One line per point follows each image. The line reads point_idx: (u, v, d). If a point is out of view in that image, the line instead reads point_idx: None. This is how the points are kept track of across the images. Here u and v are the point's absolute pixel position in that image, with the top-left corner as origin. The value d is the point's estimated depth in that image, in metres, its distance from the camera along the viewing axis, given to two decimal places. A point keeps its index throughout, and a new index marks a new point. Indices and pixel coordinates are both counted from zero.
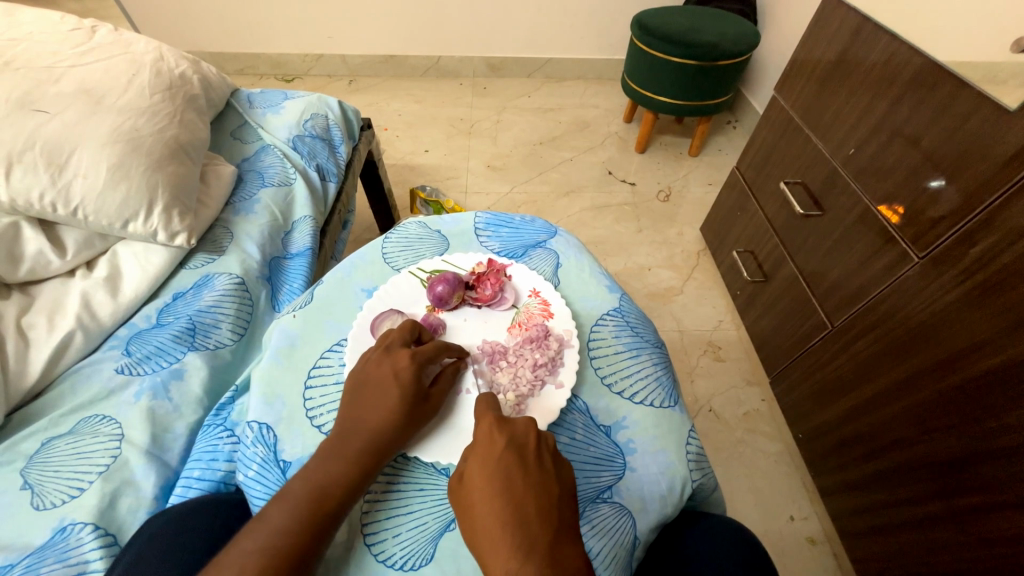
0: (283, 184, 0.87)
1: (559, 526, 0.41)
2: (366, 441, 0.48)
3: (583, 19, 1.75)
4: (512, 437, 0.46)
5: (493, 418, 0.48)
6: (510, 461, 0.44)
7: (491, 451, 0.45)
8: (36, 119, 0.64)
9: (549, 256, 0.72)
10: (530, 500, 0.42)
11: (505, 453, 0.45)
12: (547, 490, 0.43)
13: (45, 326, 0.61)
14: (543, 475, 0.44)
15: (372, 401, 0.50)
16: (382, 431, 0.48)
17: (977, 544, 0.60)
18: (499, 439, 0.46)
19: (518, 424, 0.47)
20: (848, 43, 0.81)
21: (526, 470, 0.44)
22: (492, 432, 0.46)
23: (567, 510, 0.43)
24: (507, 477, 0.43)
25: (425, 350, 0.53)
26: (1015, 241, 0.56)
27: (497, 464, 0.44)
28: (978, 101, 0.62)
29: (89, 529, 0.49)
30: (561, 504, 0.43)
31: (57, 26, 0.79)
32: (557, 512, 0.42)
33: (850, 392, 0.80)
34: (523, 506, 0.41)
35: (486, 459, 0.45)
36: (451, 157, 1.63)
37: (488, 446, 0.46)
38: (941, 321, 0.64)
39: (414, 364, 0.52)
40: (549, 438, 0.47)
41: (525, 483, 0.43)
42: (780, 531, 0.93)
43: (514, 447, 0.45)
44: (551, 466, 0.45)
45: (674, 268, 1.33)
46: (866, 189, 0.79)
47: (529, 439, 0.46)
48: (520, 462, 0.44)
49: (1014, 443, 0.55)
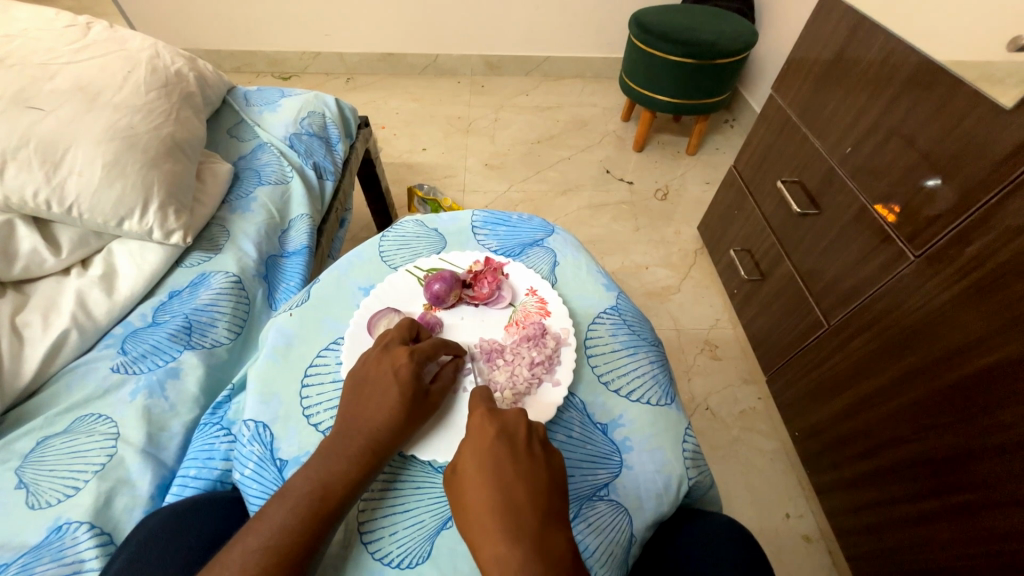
0: (279, 182, 0.87)
1: (549, 513, 0.41)
2: (364, 439, 0.48)
3: (581, 18, 1.75)
4: (503, 427, 0.46)
5: (485, 407, 0.48)
6: (500, 450, 0.44)
7: (483, 441, 0.45)
8: (31, 116, 0.63)
9: (547, 254, 0.72)
10: (519, 488, 0.42)
11: (495, 442, 0.45)
12: (537, 478, 0.43)
13: (40, 325, 0.61)
14: (533, 463, 0.44)
15: (373, 399, 0.50)
16: (381, 428, 0.48)
17: (971, 541, 0.60)
18: (489, 428, 0.46)
19: (509, 415, 0.47)
20: (845, 42, 0.81)
21: (516, 459, 0.44)
22: (484, 422, 0.46)
23: (558, 498, 0.43)
24: (496, 465, 0.43)
25: (422, 347, 0.54)
26: (1011, 239, 0.56)
27: (487, 453, 0.44)
28: (975, 100, 0.62)
29: (85, 528, 0.49)
30: (552, 493, 0.43)
31: (52, 23, 0.79)
32: (547, 500, 0.42)
33: (846, 390, 0.81)
34: (512, 494, 0.41)
35: (476, 447, 0.45)
36: (449, 155, 1.62)
37: (479, 436, 0.46)
38: (937, 319, 0.65)
39: (413, 361, 0.52)
40: (541, 427, 0.47)
41: (516, 471, 0.43)
42: (776, 528, 0.93)
43: (505, 436, 0.45)
44: (543, 455, 0.45)
45: (671, 267, 1.33)
46: (863, 188, 0.80)
47: (520, 429, 0.46)
48: (511, 451, 0.44)
49: (1009, 440, 0.56)
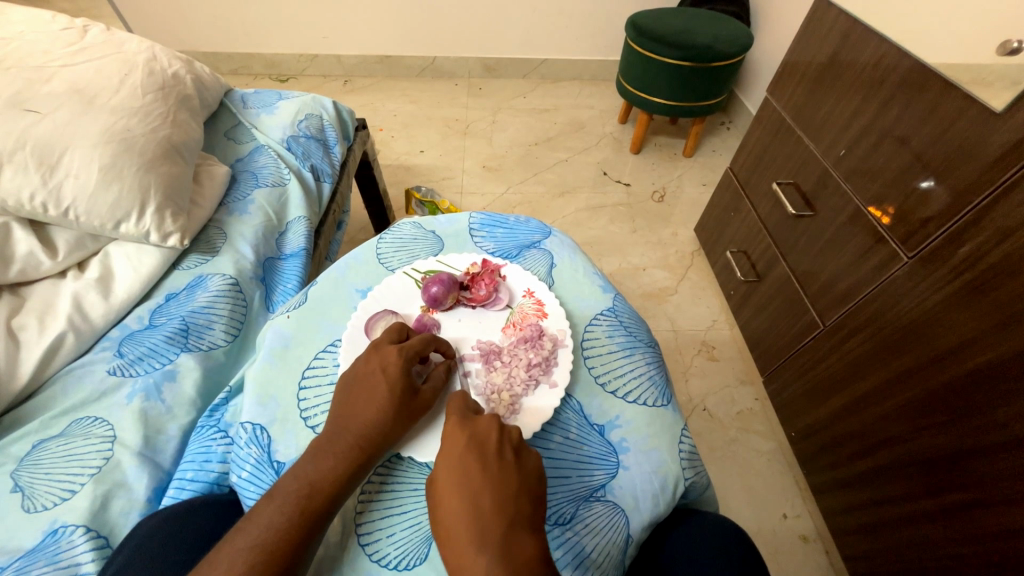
0: (276, 184, 0.87)
1: (516, 518, 0.41)
2: (350, 436, 0.48)
3: (577, 21, 1.76)
4: (473, 434, 0.46)
5: (458, 415, 0.48)
6: (468, 457, 0.44)
7: (453, 449, 0.45)
8: (27, 119, 0.63)
9: (544, 256, 0.73)
10: (485, 494, 0.42)
11: (466, 448, 0.45)
12: (505, 483, 0.43)
13: (37, 328, 0.61)
14: (502, 467, 0.44)
15: (365, 395, 0.50)
16: (371, 424, 0.48)
17: (965, 539, 0.61)
18: (459, 436, 0.46)
19: (481, 422, 0.47)
20: (839, 45, 0.82)
21: (484, 464, 0.44)
22: (456, 430, 0.46)
23: (527, 501, 0.42)
24: (465, 472, 0.43)
25: (411, 344, 0.54)
26: (1003, 239, 0.57)
27: (458, 460, 0.44)
28: (967, 102, 0.62)
29: (81, 532, 0.49)
30: (522, 497, 0.42)
31: (48, 26, 0.79)
32: (515, 506, 0.42)
33: (841, 391, 0.81)
34: (478, 500, 0.42)
35: (447, 455, 0.45)
36: (447, 157, 1.62)
37: (450, 443, 0.46)
38: (930, 319, 0.65)
39: (402, 357, 0.52)
40: (514, 431, 0.47)
41: (484, 476, 0.43)
42: (775, 529, 0.93)
43: (475, 443, 0.45)
44: (513, 459, 0.44)
45: (668, 268, 1.33)
46: (856, 189, 0.80)
47: (491, 434, 0.46)
48: (480, 456, 0.44)
49: (1004, 439, 0.56)
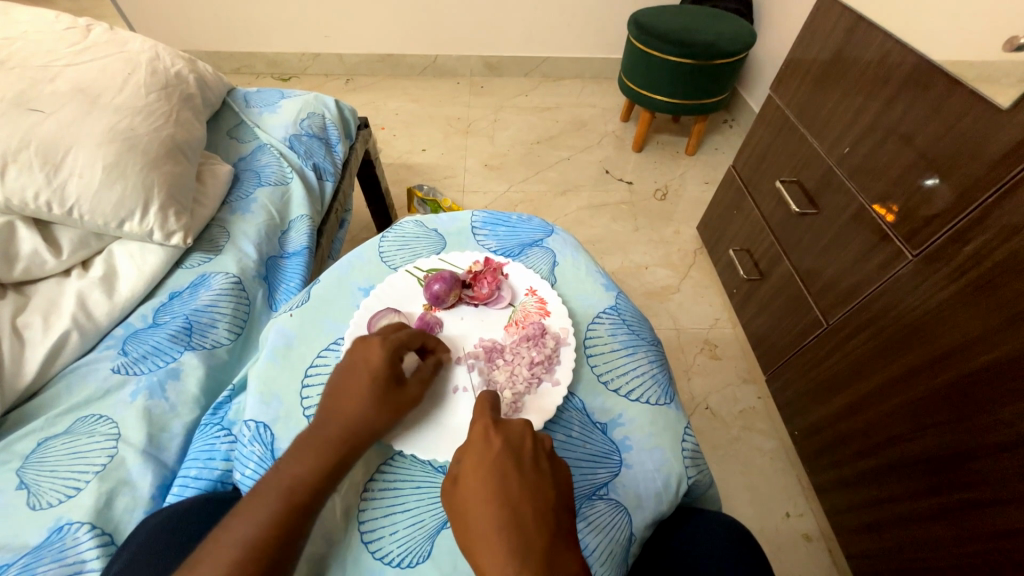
0: (279, 183, 0.87)
1: (556, 530, 0.41)
2: (342, 431, 0.48)
3: (580, 18, 1.76)
4: (508, 439, 0.46)
5: (487, 419, 0.48)
6: (506, 462, 0.44)
7: (488, 455, 0.45)
8: (31, 118, 0.64)
9: (546, 255, 0.72)
10: (526, 504, 0.42)
11: (501, 455, 0.45)
12: (543, 493, 0.43)
13: (41, 327, 0.61)
14: (539, 475, 0.44)
15: (348, 385, 0.50)
16: (358, 417, 0.49)
17: (970, 539, 0.61)
18: (494, 440, 0.46)
19: (514, 427, 0.47)
20: (843, 42, 0.82)
21: (522, 471, 0.44)
22: (489, 435, 0.46)
23: (563, 515, 0.43)
24: (503, 478, 0.43)
25: (397, 335, 0.54)
26: (1008, 237, 0.56)
27: (494, 466, 0.44)
28: (972, 100, 0.62)
29: (85, 529, 0.49)
30: (558, 508, 0.43)
31: (52, 25, 0.79)
32: (553, 517, 0.42)
33: (845, 389, 0.81)
34: (518, 509, 0.41)
35: (481, 460, 0.45)
36: (449, 156, 1.62)
37: (484, 449, 0.46)
38: (935, 318, 0.65)
39: (385, 347, 0.52)
40: (545, 439, 0.47)
41: (522, 484, 0.43)
42: (776, 528, 0.93)
43: (510, 448, 0.45)
44: (548, 468, 0.45)
45: (671, 267, 1.33)
46: (861, 188, 0.80)
47: (525, 441, 0.46)
48: (516, 464, 0.44)
49: (1009, 439, 0.56)
